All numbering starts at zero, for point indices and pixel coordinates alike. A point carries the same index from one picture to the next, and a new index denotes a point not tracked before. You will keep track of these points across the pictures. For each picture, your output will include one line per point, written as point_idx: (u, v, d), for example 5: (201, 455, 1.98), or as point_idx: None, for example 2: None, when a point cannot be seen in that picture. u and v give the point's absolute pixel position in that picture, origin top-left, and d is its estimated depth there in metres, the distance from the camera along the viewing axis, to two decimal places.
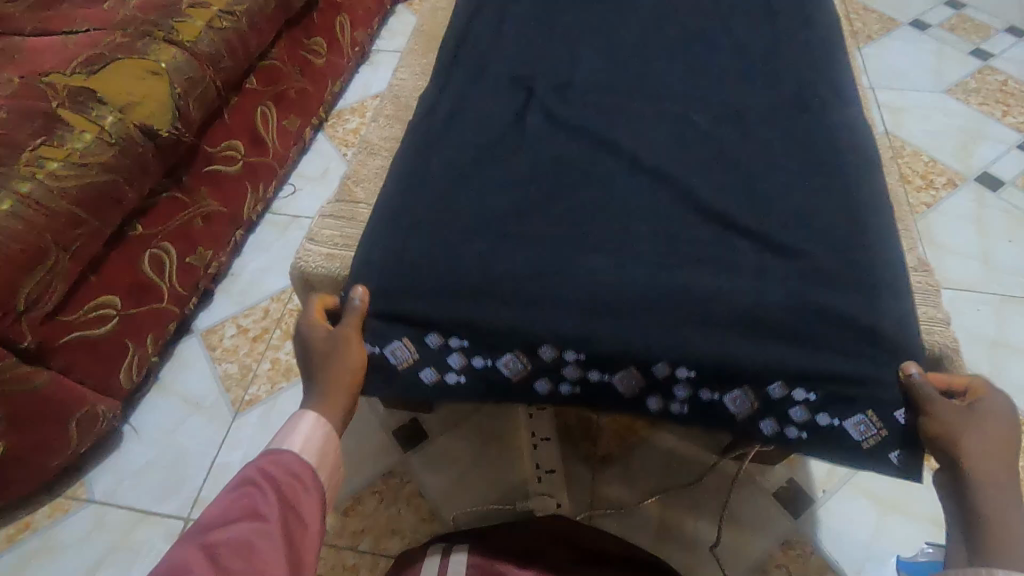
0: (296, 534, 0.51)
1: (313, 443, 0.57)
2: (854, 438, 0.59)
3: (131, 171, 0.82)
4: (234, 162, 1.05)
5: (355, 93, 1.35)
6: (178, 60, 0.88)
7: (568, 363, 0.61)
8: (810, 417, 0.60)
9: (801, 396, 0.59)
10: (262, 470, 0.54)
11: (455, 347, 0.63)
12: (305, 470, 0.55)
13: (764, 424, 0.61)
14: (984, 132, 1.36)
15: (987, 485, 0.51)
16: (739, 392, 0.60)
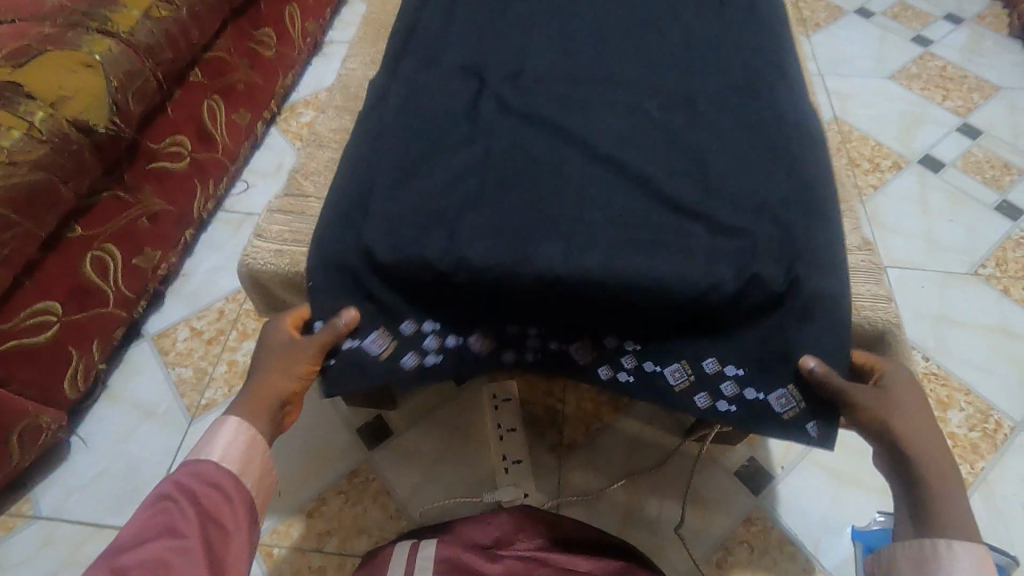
0: (218, 548, 0.50)
1: (234, 450, 0.54)
2: (776, 411, 0.61)
3: (66, 169, 0.81)
4: (180, 158, 1.06)
5: (308, 85, 1.44)
6: (114, 52, 0.88)
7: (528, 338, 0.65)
8: (739, 392, 0.62)
9: (731, 370, 0.62)
10: (178, 486, 0.51)
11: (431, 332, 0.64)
12: (225, 478, 0.53)
13: (699, 397, 0.63)
14: (925, 116, 1.40)
15: (923, 456, 0.53)
16: (677, 364, 0.63)
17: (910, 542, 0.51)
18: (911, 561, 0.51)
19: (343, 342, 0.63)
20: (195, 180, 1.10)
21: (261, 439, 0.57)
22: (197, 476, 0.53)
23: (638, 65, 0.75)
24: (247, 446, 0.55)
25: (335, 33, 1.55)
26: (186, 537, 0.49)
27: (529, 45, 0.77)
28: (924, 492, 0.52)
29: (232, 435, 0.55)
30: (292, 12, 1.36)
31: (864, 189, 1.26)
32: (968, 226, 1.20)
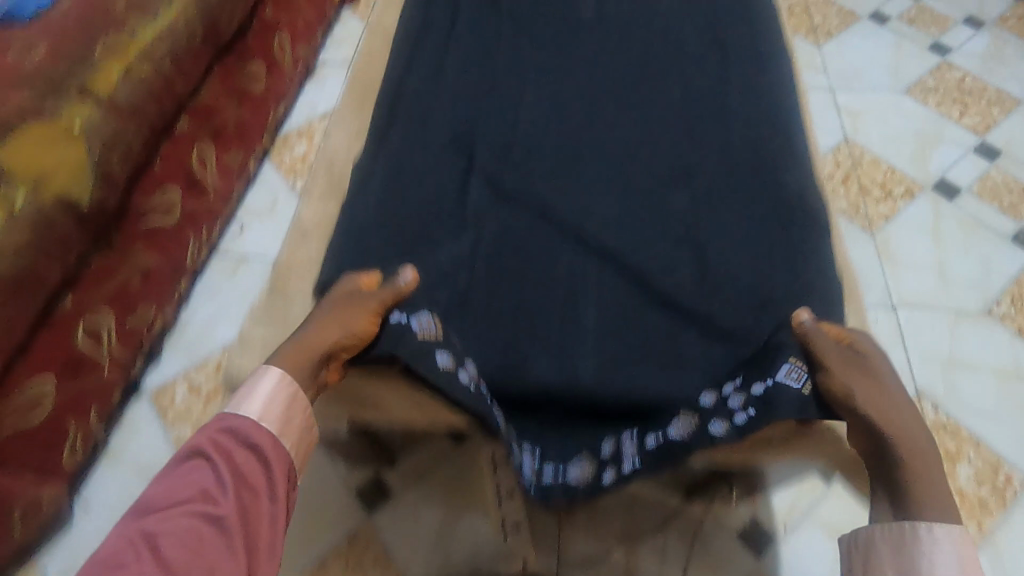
0: (250, 509, 0.52)
1: (273, 407, 0.56)
2: (793, 386, 0.55)
3: (52, 248, 0.80)
4: (172, 212, 1.06)
5: (302, 113, 1.40)
6: (94, 119, 0.85)
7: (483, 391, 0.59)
8: (747, 394, 0.56)
9: (728, 387, 0.57)
10: (217, 444, 0.54)
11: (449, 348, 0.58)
12: (263, 437, 0.55)
13: (712, 423, 0.55)
14: (940, 135, 1.34)
15: (903, 436, 0.53)
16: (678, 418, 0.57)
17: (889, 526, 0.51)
18: (890, 546, 0.51)
19: (392, 315, 0.59)
20: (189, 230, 1.07)
21: (303, 397, 0.57)
22: (232, 437, 0.55)
23: (640, 142, 0.73)
24: (284, 405, 0.56)
25: (327, 54, 1.50)
26: (217, 504, 0.51)
27: (518, 116, 0.75)
28: (898, 472, 0.52)
29: (270, 394, 0.56)
30: (282, 41, 1.32)
31: (874, 220, 1.21)
32: (983, 259, 1.16)
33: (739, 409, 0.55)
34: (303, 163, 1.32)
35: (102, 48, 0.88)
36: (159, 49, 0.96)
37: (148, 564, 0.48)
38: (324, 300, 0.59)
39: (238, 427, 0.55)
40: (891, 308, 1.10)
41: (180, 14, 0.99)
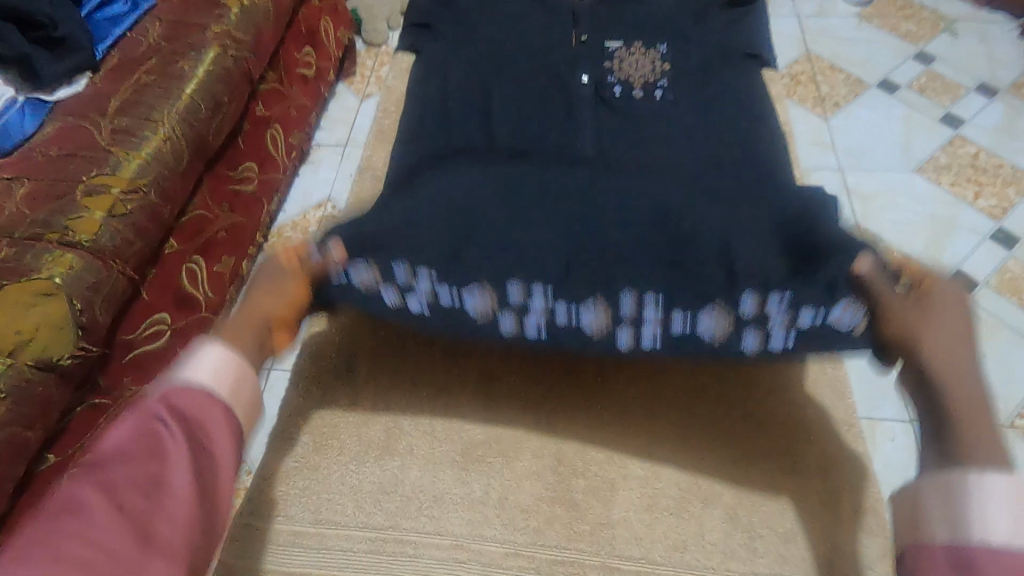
0: (204, 466, 0.52)
1: (221, 378, 0.56)
2: (845, 323, 0.64)
3: (32, 415, 0.77)
4: (162, 336, 1.02)
5: (296, 204, 1.35)
6: (76, 269, 0.82)
7: (535, 299, 0.70)
8: (789, 313, 0.65)
9: (776, 298, 0.66)
10: (169, 404, 0.53)
11: (537, 295, 0.70)
12: (215, 404, 0.54)
13: (744, 300, 0.66)
14: (955, 220, 1.29)
15: (950, 380, 0.56)
16: (712, 308, 0.67)
17: (937, 481, 0.51)
18: (938, 499, 0.50)
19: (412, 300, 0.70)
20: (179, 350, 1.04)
21: (249, 368, 0.59)
22: (178, 409, 0.53)
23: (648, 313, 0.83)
24: (236, 387, 0.57)
25: (321, 135, 1.44)
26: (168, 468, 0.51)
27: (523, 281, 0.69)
28: (960, 432, 0.53)
29: (222, 361, 0.56)
30: (276, 134, 1.28)
31: None
32: (1006, 364, 1.11)
33: (780, 330, 0.66)
34: None
35: (84, 190, 0.88)
36: (145, 179, 0.92)
37: (106, 512, 0.48)
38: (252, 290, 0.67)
39: (187, 397, 0.54)
40: (908, 422, 1.05)
41: (165, 139, 0.96)
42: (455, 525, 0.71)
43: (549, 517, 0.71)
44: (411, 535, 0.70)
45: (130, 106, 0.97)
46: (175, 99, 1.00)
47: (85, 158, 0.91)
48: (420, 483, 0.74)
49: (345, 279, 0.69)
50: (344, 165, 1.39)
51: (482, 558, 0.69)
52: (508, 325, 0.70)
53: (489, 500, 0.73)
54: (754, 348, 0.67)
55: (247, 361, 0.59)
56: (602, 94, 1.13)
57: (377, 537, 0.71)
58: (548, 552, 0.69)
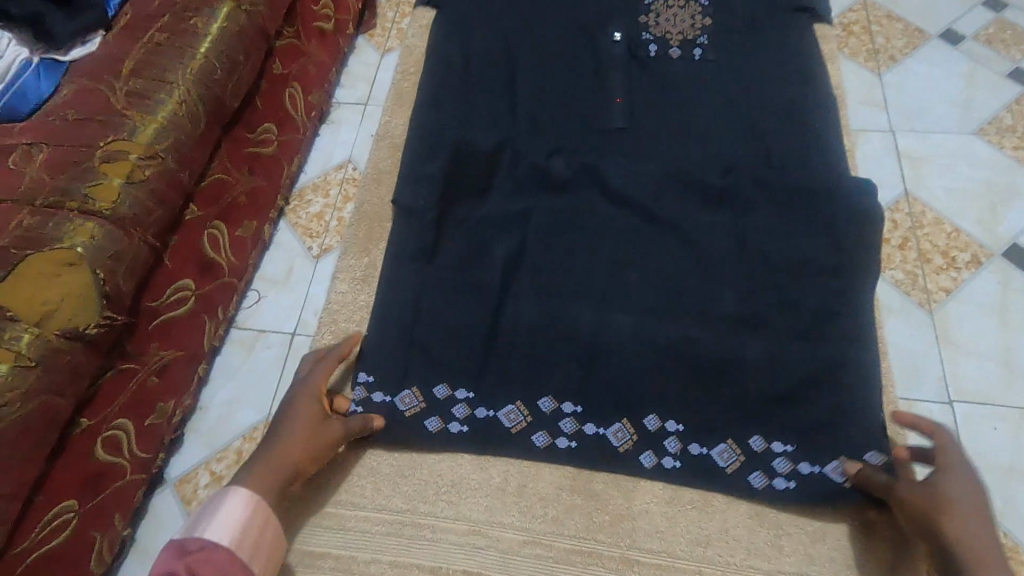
0: None
1: (236, 533, 0.65)
2: (836, 479, 0.77)
3: (62, 381, 0.79)
4: (187, 302, 1.02)
5: (316, 164, 1.29)
6: (98, 238, 0.83)
7: (566, 417, 0.82)
8: (791, 467, 0.78)
9: (779, 447, 0.79)
10: (192, 571, 0.61)
11: (569, 412, 0.82)
12: (235, 566, 0.64)
13: (753, 441, 0.80)
14: (1016, 188, 1.20)
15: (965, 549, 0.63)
16: (723, 445, 0.80)
17: None
18: None
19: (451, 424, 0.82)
20: (204, 314, 1.05)
21: (265, 514, 0.69)
22: (199, 556, 0.62)
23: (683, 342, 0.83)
24: (255, 529, 0.67)
25: (342, 93, 1.36)
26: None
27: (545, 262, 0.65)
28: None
29: (244, 518, 0.67)
30: (294, 93, 1.24)
31: (933, 294, 1.10)
32: None
33: (783, 474, 0.79)
34: (319, 222, 1.23)
35: (102, 156, 0.87)
36: (162, 144, 0.91)
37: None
38: (289, 417, 0.76)
39: (211, 559, 0.63)
40: (945, 404, 1.01)
41: (180, 101, 0.94)
42: (475, 512, 0.80)
43: (564, 506, 0.80)
44: (430, 519, 0.80)
45: (144, 67, 0.95)
46: (188, 59, 0.96)
47: (100, 123, 0.89)
48: (438, 469, 0.83)
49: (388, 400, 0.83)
50: (365, 125, 1.32)
51: (498, 544, 0.78)
52: (563, 442, 0.81)
53: (506, 489, 0.81)
54: (760, 485, 0.78)
55: (269, 505, 0.70)
56: (636, 52, 1.05)
57: (397, 520, 0.80)
58: (562, 540, 0.78)
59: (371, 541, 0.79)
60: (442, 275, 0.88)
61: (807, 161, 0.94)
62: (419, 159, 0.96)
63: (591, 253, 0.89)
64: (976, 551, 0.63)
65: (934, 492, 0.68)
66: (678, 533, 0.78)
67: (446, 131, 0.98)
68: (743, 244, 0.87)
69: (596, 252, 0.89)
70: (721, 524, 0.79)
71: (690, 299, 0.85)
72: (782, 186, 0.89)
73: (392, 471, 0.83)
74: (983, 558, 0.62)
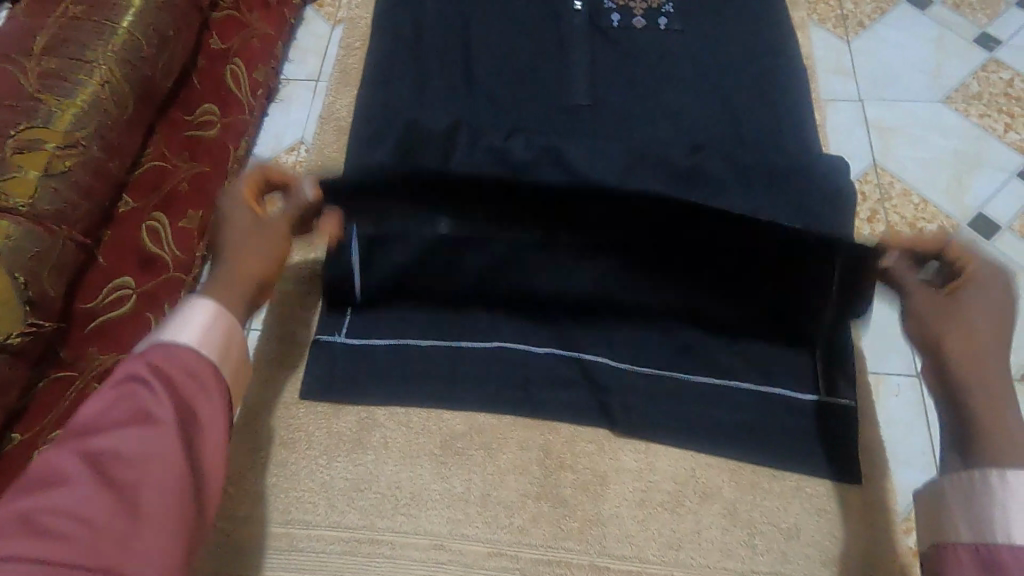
0: (190, 434, 0.52)
1: (204, 336, 0.56)
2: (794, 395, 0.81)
3: None
4: (126, 300, 0.96)
5: (266, 145, 1.20)
6: (14, 238, 0.75)
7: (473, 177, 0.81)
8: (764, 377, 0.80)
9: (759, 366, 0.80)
10: (154, 367, 0.53)
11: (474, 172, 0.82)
12: (204, 367, 0.55)
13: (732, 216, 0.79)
14: (982, 157, 1.19)
15: (971, 375, 0.57)
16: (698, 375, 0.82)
17: (958, 476, 0.55)
18: (961, 501, 0.54)
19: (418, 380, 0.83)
20: (148, 313, 0.97)
21: (232, 319, 0.59)
22: (169, 358, 0.54)
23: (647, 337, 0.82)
24: (222, 334, 0.58)
25: (291, 67, 1.26)
26: (158, 426, 0.50)
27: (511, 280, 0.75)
28: (978, 417, 0.56)
29: (206, 324, 0.57)
30: (236, 69, 1.16)
31: None
32: None
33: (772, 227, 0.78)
34: None
35: (14, 146, 0.78)
36: (84, 130, 0.83)
37: (89, 480, 0.46)
38: (234, 235, 0.67)
39: (177, 355, 0.54)
40: (915, 378, 1.01)
41: (102, 82, 0.85)
42: (436, 525, 0.77)
43: (530, 514, 0.78)
44: (390, 536, 0.77)
45: (56, 44, 0.85)
46: (108, 34, 0.87)
47: (12, 109, 0.80)
48: (395, 481, 0.80)
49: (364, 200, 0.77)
50: (317, 102, 1.23)
51: (462, 558, 0.76)
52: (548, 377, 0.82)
53: (469, 499, 0.79)
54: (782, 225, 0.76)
55: (233, 314, 0.60)
56: (599, 23, 0.99)
57: (354, 538, 0.77)
58: (529, 550, 0.76)
59: (327, 563, 0.76)
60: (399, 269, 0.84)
61: (778, 138, 0.91)
62: (371, 142, 0.89)
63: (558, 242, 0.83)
64: (982, 351, 0.58)
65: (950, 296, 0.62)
66: (650, 537, 0.77)
67: (400, 111, 0.92)
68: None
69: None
70: (693, 526, 0.78)
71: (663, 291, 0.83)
72: (752, 164, 0.86)
73: (349, 485, 0.80)
74: (988, 361, 0.58)
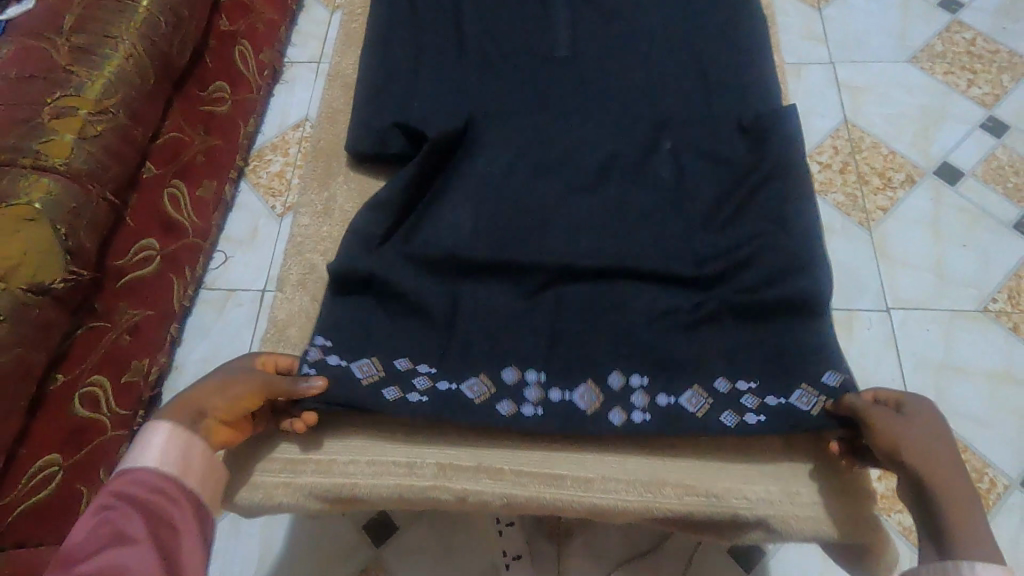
0: (166, 537, 0.54)
1: (156, 455, 0.58)
2: (802, 408, 0.68)
3: (34, 336, 0.80)
4: (151, 262, 1.04)
5: (273, 124, 1.28)
6: (56, 193, 0.82)
7: (419, 375, 0.72)
8: (760, 403, 0.70)
9: (743, 385, 0.71)
10: (122, 494, 0.55)
11: (423, 371, 0.73)
12: (166, 483, 0.57)
13: (718, 382, 0.71)
14: (946, 111, 1.27)
15: (942, 492, 0.55)
16: (690, 392, 0.71)
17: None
18: None
19: (410, 395, 0.71)
20: (171, 274, 1.06)
21: (188, 436, 0.60)
22: (129, 483, 0.56)
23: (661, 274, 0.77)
24: (171, 446, 0.59)
25: (294, 51, 1.34)
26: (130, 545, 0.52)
27: (529, 232, 0.79)
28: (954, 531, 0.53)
29: (168, 442, 0.59)
30: (244, 51, 1.24)
31: (872, 213, 1.17)
32: (981, 253, 1.13)
33: (753, 410, 0.69)
34: (280, 180, 1.22)
35: (50, 113, 0.86)
36: (112, 98, 0.91)
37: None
38: (217, 376, 0.65)
39: (140, 479, 0.56)
40: (883, 311, 1.09)
41: (127, 56, 0.93)
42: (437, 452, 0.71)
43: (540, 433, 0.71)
44: (398, 452, 0.71)
45: (86, 23, 0.93)
46: (131, 12, 0.95)
47: (47, 81, 0.87)
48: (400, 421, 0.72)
49: (344, 366, 0.71)
50: (319, 82, 1.31)
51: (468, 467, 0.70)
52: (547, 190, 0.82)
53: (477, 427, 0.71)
54: (734, 424, 0.69)
55: (191, 436, 0.60)
56: None
57: (366, 454, 0.70)
58: (529, 463, 0.70)
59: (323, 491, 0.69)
60: (391, 256, 0.79)
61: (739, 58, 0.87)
62: None
63: (539, 210, 0.81)
64: (946, 472, 0.56)
65: (905, 427, 0.60)
66: (646, 460, 0.70)
67: None
68: (684, 170, 0.85)
69: (548, 173, 0.83)
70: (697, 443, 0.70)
71: (674, 258, 0.78)
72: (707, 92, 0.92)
73: (347, 425, 0.72)
74: (949, 475, 0.56)
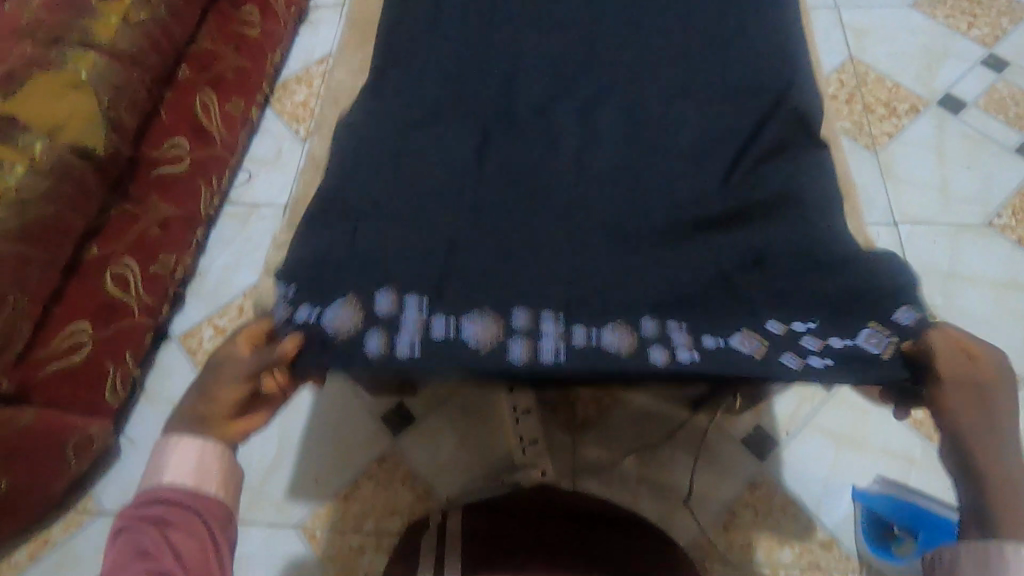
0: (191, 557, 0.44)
1: (175, 463, 0.48)
2: (873, 350, 0.54)
3: (72, 198, 0.84)
4: (181, 161, 1.07)
5: (298, 58, 1.33)
6: (99, 66, 0.86)
7: (408, 319, 0.56)
8: (823, 343, 0.55)
9: (801, 326, 0.56)
10: (143, 516, 0.46)
11: (413, 312, 0.56)
12: (187, 501, 0.46)
13: (770, 325, 0.56)
14: (948, 50, 1.31)
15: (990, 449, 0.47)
16: (743, 333, 0.56)
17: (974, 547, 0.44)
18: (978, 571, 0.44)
19: (399, 344, 0.55)
20: (199, 178, 1.09)
21: (206, 441, 0.49)
22: (148, 501, 0.46)
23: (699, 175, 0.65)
24: (189, 452, 0.48)
25: None
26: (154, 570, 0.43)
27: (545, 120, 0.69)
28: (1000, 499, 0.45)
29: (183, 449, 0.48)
30: None
31: (878, 138, 1.21)
32: (984, 174, 1.17)
33: (816, 353, 0.54)
34: (305, 109, 1.26)
35: None
36: None
37: None
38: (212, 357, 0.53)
39: (156, 496, 0.47)
40: (891, 226, 1.12)
41: None
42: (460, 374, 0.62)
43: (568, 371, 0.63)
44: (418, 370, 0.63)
45: None
46: None
47: None
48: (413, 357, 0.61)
49: (314, 317, 0.55)
50: (342, 22, 1.36)
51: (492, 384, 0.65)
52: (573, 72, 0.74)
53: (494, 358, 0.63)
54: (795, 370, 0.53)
55: (205, 441, 0.49)
56: None
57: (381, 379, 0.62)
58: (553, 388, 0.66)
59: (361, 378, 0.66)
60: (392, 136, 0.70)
61: None
62: None
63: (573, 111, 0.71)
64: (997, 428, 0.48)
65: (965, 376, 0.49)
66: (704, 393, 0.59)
67: None
68: None
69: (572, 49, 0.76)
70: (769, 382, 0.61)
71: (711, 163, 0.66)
72: None
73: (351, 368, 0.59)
74: (1002, 430, 0.47)
